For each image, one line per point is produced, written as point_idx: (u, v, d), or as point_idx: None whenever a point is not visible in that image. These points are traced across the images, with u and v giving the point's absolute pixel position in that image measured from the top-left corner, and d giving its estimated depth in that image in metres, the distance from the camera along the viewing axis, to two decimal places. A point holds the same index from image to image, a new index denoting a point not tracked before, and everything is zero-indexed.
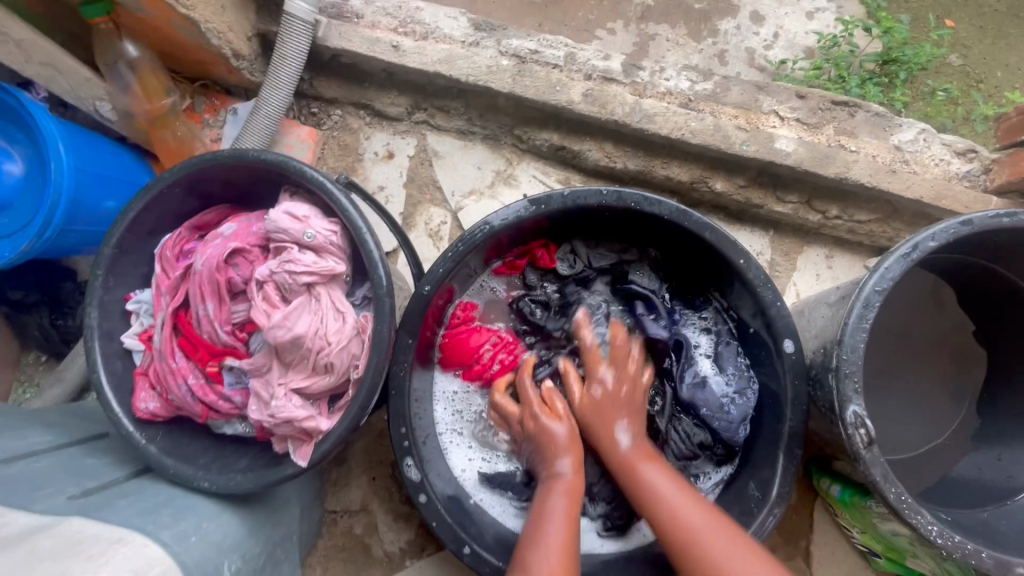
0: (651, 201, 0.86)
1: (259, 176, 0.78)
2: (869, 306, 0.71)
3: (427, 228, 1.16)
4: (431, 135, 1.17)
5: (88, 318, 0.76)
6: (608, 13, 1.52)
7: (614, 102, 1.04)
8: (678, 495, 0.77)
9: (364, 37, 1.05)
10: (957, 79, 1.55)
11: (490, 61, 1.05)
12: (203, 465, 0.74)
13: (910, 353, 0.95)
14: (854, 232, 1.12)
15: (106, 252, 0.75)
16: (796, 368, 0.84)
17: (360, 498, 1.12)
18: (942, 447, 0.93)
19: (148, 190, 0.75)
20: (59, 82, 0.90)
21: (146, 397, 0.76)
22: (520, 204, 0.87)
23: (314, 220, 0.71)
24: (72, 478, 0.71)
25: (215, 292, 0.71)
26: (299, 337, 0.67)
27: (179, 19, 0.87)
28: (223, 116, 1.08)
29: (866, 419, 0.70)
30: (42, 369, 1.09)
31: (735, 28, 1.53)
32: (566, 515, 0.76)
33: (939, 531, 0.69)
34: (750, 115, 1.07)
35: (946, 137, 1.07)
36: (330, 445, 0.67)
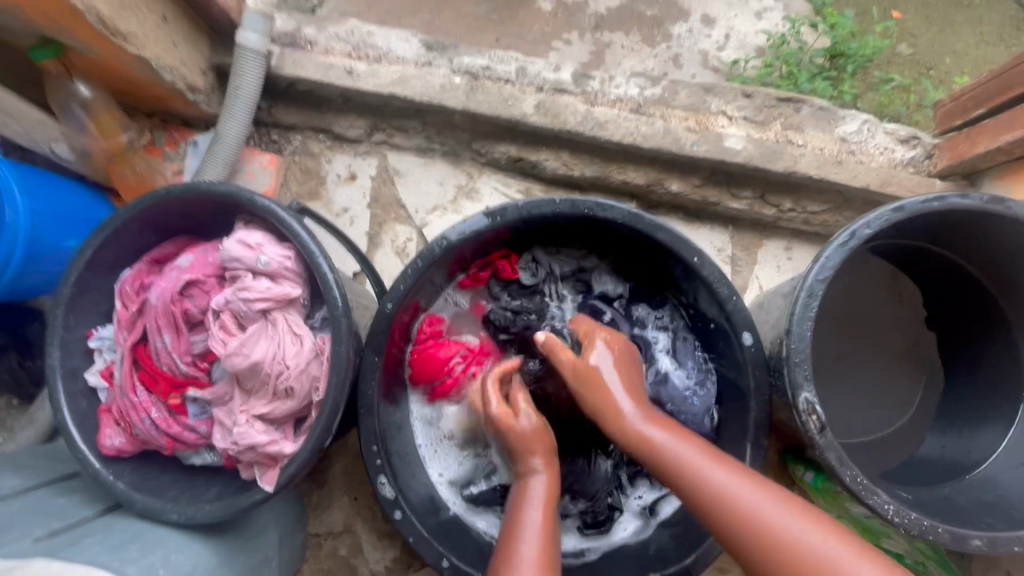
0: (604, 206, 0.88)
1: (214, 207, 0.79)
2: (813, 295, 0.73)
3: (394, 246, 1.17)
4: (392, 155, 1.18)
5: (50, 359, 0.76)
6: (563, 24, 1.56)
7: (566, 112, 1.07)
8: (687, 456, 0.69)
9: (318, 64, 1.07)
10: (906, 68, 1.59)
11: (443, 79, 1.07)
12: (173, 497, 0.74)
13: (867, 339, 0.99)
14: (809, 223, 1.15)
15: (64, 291, 0.76)
16: (756, 360, 0.85)
17: (342, 519, 1.12)
18: (903, 428, 0.96)
19: (103, 228, 0.76)
20: (11, 125, 0.91)
21: (112, 434, 0.76)
22: (476, 217, 0.87)
23: (267, 247, 0.72)
24: (39, 520, 0.71)
25: (173, 324, 0.72)
26: (257, 363, 0.68)
27: (130, 59, 0.89)
28: (184, 149, 1.10)
29: (817, 405, 0.72)
30: (14, 413, 1.09)
31: (688, 32, 1.57)
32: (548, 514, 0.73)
33: (895, 509, 0.71)
34: (699, 117, 1.10)
35: (889, 127, 1.11)
36: (295, 468, 0.68)
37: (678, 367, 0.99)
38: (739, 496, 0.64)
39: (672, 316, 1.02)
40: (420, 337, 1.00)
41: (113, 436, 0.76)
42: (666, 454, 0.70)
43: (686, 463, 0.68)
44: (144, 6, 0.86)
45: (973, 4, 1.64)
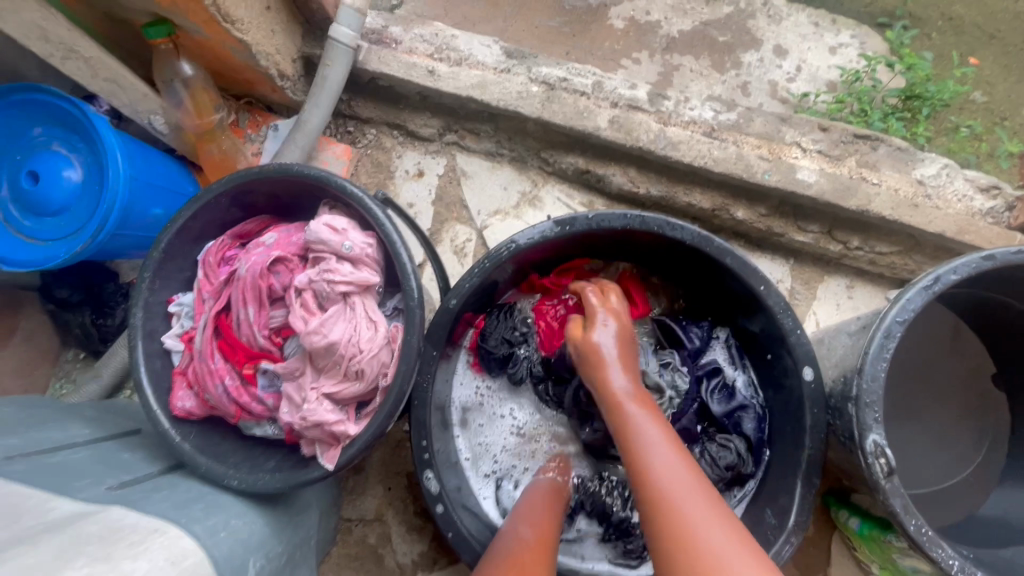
0: (674, 226, 0.88)
1: (301, 191, 0.83)
2: (891, 337, 0.72)
3: (453, 244, 1.19)
4: (460, 156, 1.21)
5: (134, 318, 0.80)
6: (634, 44, 1.57)
7: (639, 130, 1.07)
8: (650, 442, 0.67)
9: (401, 62, 1.10)
10: (983, 117, 1.56)
11: (520, 87, 1.09)
12: (233, 464, 0.76)
13: (928, 390, 0.97)
14: (875, 263, 1.12)
15: (154, 255, 0.80)
16: (815, 396, 0.85)
17: (375, 507, 1.13)
18: (968, 483, 0.94)
19: (197, 200, 0.79)
20: (119, 96, 0.94)
21: (184, 396, 0.79)
22: (546, 224, 0.89)
23: (352, 232, 0.74)
24: (109, 471, 0.74)
25: (256, 297, 0.74)
26: (333, 344, 0.70)
27: (233, 42, 0.93)
28: (265, 132, 1.15)
29: (886, 449, 0.70)
30: (79, 366, 1.14)
31: (759, 61, 1.57)
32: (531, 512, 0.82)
33: (959, 565, 0.68)
34: (772, 146, 1.09)
35: (970, 173, 1.08)
36: (357, 450, 0.70)
37: (739, 375, 1.01)
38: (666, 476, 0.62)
39: (724, 335, 1.03)
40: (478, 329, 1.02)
41: (185, 399, 0.79)
42: (628, 440, 0.69)
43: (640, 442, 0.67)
44: None
45: None
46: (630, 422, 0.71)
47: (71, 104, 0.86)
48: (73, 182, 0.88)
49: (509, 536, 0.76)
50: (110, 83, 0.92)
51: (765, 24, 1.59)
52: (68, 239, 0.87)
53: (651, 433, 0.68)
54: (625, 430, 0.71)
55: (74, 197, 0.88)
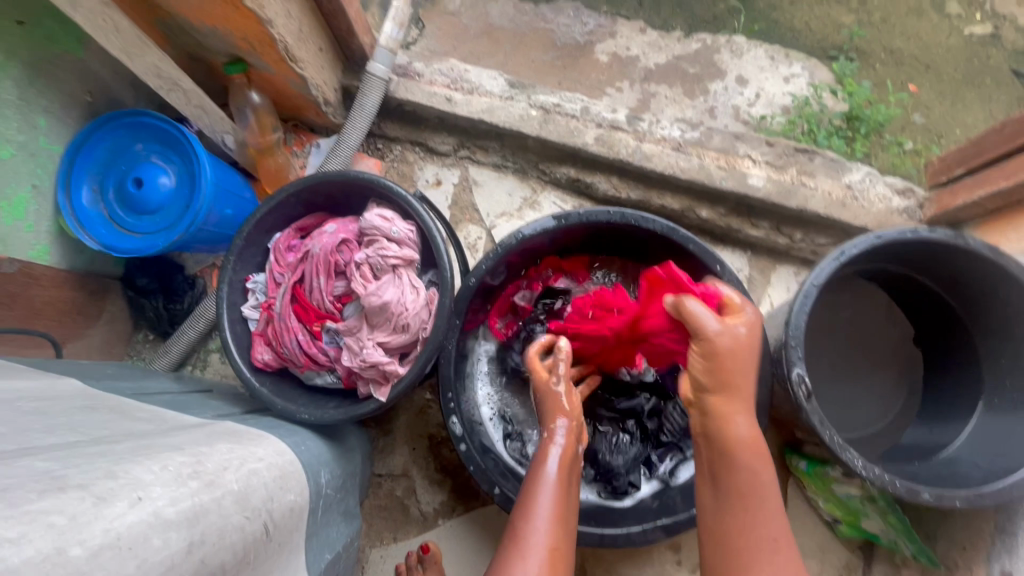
0: (647, 219, 1.11)
1: (353, 192, 1.05)
2: (809, 296, 0.94)
3: (466, 242, 1.42)
4: (472, 168, 1.44)
5: (221, 291, 1.01)
6: (617, 75, 1.84)
7: (620, 145, 1.32)
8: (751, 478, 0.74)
9: (424, 92, 1.34)
10: (917, 135, 1.82)
11: (522, 111, 1.33)
12: (302, 404, 0.97)
13: (861, 352, 1.19)
14: (817, 253, 1.36)
15: (238, 242, 1.01)
16: (761, 351, 1.06)
17: (402, 464, 1.33)
18: (890, 425, 1.16)
19: (273, 199, 1.02)
20: (203, 119, 1.15)
21: (263, 350, 1.00)
22: (546, 219, 1.11)
23: (398, 221, 0.97)
24: (206, 408, 0.94)
25: (325, 271, 0.96)
26: (386, 303, 0.91)
27: (294, 77, 1.17)
28: (309, 149, 1.39)
29: (807, 378, 0.92)
30: (149, 346, 1.34)
31: (723, 89, 1.83)
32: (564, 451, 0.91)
33: (865, 465, 0.89)
34: (729, 158, 1.33)
35: (889, 179, 1.33)
36: (406, 384, 0.91)
37: None
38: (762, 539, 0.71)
39: None
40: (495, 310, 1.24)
41: (263, 353, 1.00)
42: (738, 469, 0.75)
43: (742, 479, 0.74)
44: (310, 39, 1.15)
45: (982, 84, 1.87)
46: (722, 424, 0.78)
47: (174, 128, 1.09)
48: (168, 187, 1.10)
49: (545, 469, 0.88)
50: (198, 109, 1.13)
51: (728, 58, 1.86)
52: (163, 233, 1.09)
53: (754, 488, 0.74)
54: (730, 466, 0.76)
55: (169, 199, 1.10)
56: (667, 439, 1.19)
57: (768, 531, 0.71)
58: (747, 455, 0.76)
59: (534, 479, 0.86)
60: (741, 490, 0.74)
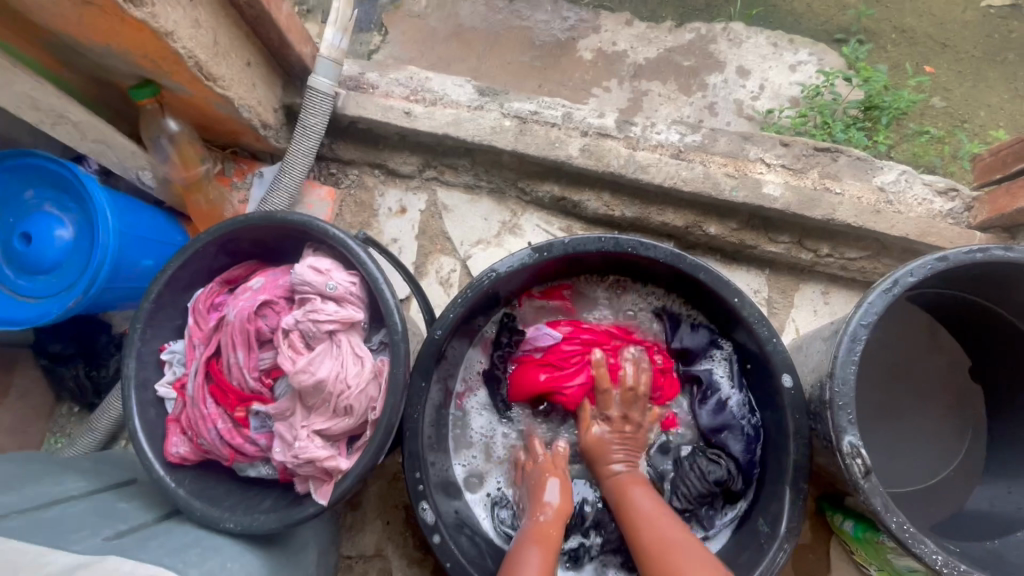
0: (647, 245, 0.91)
1: (285, 235, 0.86)
2: (857, 340, 0.75)
3: (438, 275, 1.23)
4: (441, 190, 1.25)
5: (126, 368, 0.82)
6: (603, 73, 1.64)
7: (609, 156, 1.12)
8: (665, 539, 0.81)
9: (378, 106, 1.15)
10: (942, 121, 1.62)
11: (494, 122, 1.14)
12: (229, 506, 0.78)
13: (910, 392, 1.00)
14: (847, 269, 1.16)
15: (145, 305, 0.82)
16: (796, 402, 0.87)
17: (375, 543, 1.13)
18: (951, 478, 0.97)
19: (184, 250, 0.83)
20: (108, 155, 0.98)
21: (177, 442, 0.80)
22: (524, 251, 0.92)
23: (336, 272, 0.78)
24: (106, 522, 0.75)
25: (245, 341, 0.77)
26: (321, 381, 0.73)
27: (215, 98, 0.98)
28: (251, 179, 1.19)
29: (862, 449, 0.73)
30: (74, 420, 1.15)
31: (723, 82, 1.64)
32: (542, 566, 0.80)
33: (944, 560, 0.70)
34: (738, 163, 1.14)
35: (926, 178, 1.13)
36: (350, 484, 0.71)
37: (735, 393, 0.99)
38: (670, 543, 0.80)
39: (726, 348, 1.01)
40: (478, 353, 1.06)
41: (178, 445, 0.80)
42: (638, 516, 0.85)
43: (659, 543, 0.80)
44: (233, 52, 0.96)
45: (1010, 60, 1.67)
46: (632, 505, 0.88)
47: (65, 168, 0.90)
48: (65, 240, 0.91)
49: (525, 542, 0.84)
50: (98, 143, 0.96)
51: (727, 47, 1.66)
52: (60, 296, 0.90)
53: (652, 510, 0.86)
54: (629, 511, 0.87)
55: (65, 254, 0.91)
56: (680, 505, 0.98)
57: (665, 525, 0.83)
58: (655, 517, 0.84)
59: (515, 560, 0.81)
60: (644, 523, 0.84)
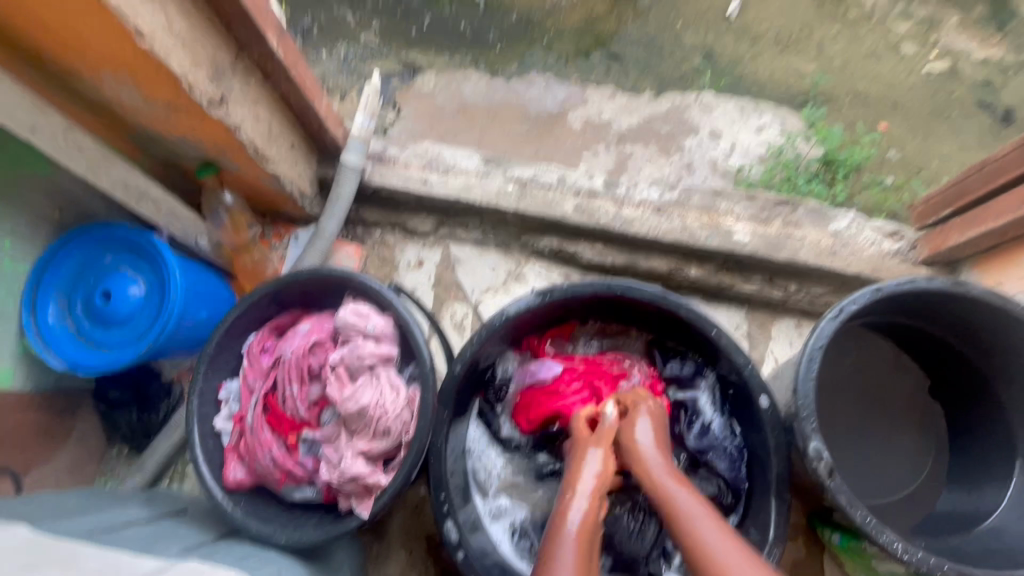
0: (634, 287, 1.07)
1: (327, 287, 1.01)
2: (814, 360, 0.89)
3: (453, 320, 1.38)
4: (454, 245, 1.42)
5: (191, 404, 0.95)
6: (592, 139, 1.86)
7: (599, 212, 1.30)
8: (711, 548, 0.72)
9: (399, 176, 1.35)
10: (893, 171, 1.83)
11: (499, 187, 1.33)
12: (280, 524, 0.89)
13: (879, 411, 1.12)
14: (814, 303, 1.31)
15: (209, 350, 0.97)
16: (772, 420, 0.99)
17: (399, 571, 1.21)
18: (922, 489, 1.08)
19: (243, 302, 0.97)
20: (176, 225, 1.14)
21: (235, 467, 0.92)
22: (529, 295, 1.07)
23: (373, 316, 0.93)
24: (174, 540, 0.86)
25: (299, 376, 0.91)
26: (364, 408, 0.86)
27: (266, 175, 1.17)
28: (287, 241, 1.36)
29: (825, 452, 0.85)
30: (122, 462, 1.26)
31: (698, 144, 1.86)
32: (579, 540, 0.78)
33: (904, 548, 0.81)
34: (711, 215, 1.32)
35: (875, 223, 1.31)
36: (390, 496, 0.83)
37: (716, 417, 1.13)
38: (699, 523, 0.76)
39: (710, 378, 1.14)
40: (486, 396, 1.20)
41: (236, 470, 0.92)
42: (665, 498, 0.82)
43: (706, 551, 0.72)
44: (281, 137, 1.16)
45: (948, 117, 1.90)
46: (676, 509, 0.79)
47: (143, 236, 1.07)
48: (138, 296, 1.07)
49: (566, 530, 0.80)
50: (171, 215, 1.12)
51: (699, 114, 1.90)
52: (131, 345, 1.04)
53: (691, 506, 0.79)
54: (656, 491, 0.84)
55: (137, 309, 1.06)
56: None
57: (706, 524, 0.76)
58: (700, 522, 0.76)
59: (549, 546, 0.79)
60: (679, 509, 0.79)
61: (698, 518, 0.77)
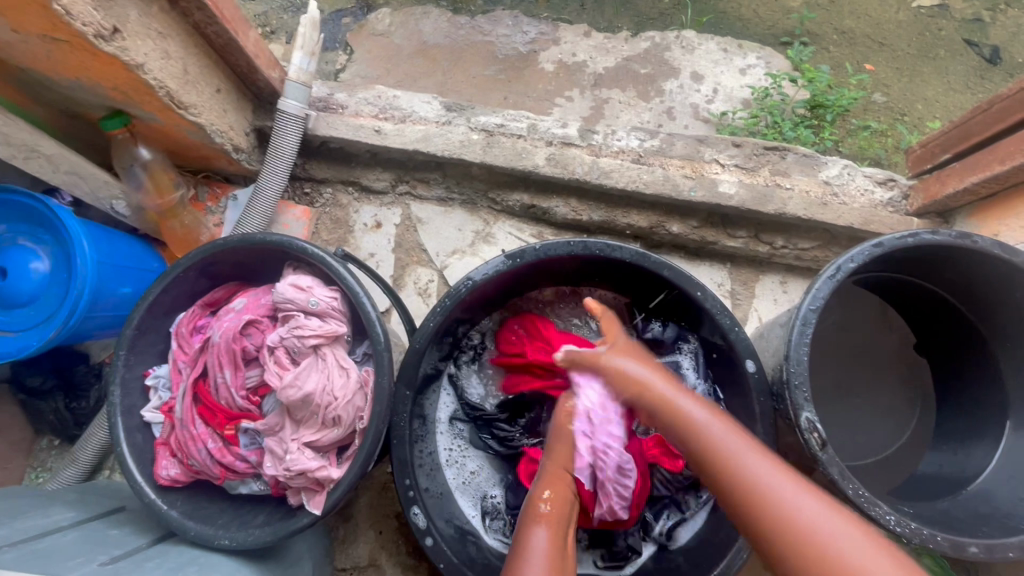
0: (613, 247, 0.96)
1: (265, 256, 0.88)
2: (808, 324, 0.81)
3: (416, 286, 1.26)
4: (414, 204, 1.29)
5: (111, 395, 0.82)
6: (565, 83, 1.71)
7: (574, 163, 1.17)
8: (729, 444, 0.68)
9: (349, 125, 1.18)
10: (880, 115, 1.72)
11: (462, 136, 1.18)
12: (222, 524, 0.79)
13: (863, 370, 1.08)
14: (801, 258, 1.24)
15: (127, 332, 0.83)
16: (759, 386, 0.92)
17: (368, 553, 1.15)
18: (905, 448, 1.05)
19: (165, 276, 0.84)
20: (80, 186, 1.00)
21: (168, 465, 0.82)
22: (497, 259, 0.95)
23: (317, 289, 0.81)
24: (99, 549, 0.76)
25: (231, 360, 0.81)
26: (309, 395, 0.76)
27: (186, 124, 1.00)
28: (224, 203, 1.21)
29: (817, 424, 0.79)
30: (54, 453, 1.14)
31: (679, 87, 1.72)
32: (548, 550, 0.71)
33: (898, 520, 0.76)
34: (695, 165, 1.21)
35: (867, 170, 1.22)
36: (342, 492, 0.74)
37: (700, 383, 1.06)
38: (742, 466, 0.66)
39: (691, 345, 1.08)
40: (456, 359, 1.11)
41: (168, 467, 0.82)
42: (706, 442, 0.69)
43: (727, 453, 0.67)
44: (202, 80, 0.98)
45: (939, 56, 1.79)
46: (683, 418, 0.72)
47: (38, 201, 0.91)
48: (41, 272, 0.92)
49: (535, 533, 0.74)
50: (71, 174, 0.97)
51: (680, 54, 1.75)
52: (37, 329, 0.90)
53: (716, 427, 0.70)
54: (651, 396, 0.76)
55: (42, 287, 0.91)
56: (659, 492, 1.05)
57: (723, 433, 0.69)
58: (711, 427, 0.70)
59: (521, 542, 0.74)
60: (711, 451, 0.68)
61: (735, 445, 0.68)
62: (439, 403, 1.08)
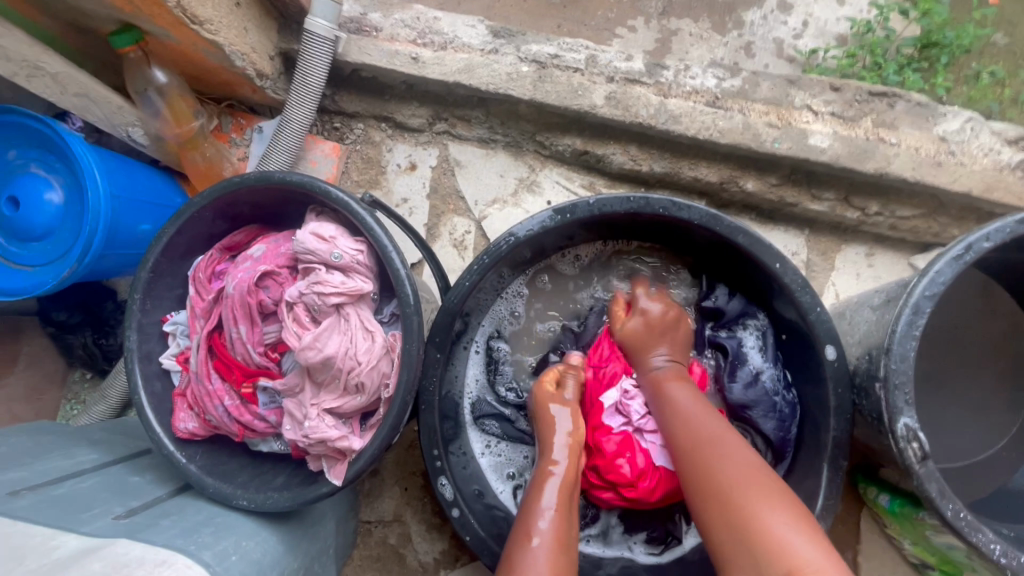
0: (681, 206, 0.82)
1: (287, 198, 0.79)
2: (919, 313, 0.67)
3: (452, 237, 1.16)
4: (453, 145, 1.16)
5: (128, 341, 0.77)
6: (629, 10, 1.49)
7: (637, 104, 1.01)
8: (728, 477, 0.66)
9: (383, 51, 1.04)
10: (1002, 59, 1.44)
11: (510, 68, 1.03)
12: (241, 483, 0.75)
13: (964, 362, 0.92)
14: (896, 228, 1.07)
15: (142, 275, 0.77)
16: (839, 375, 0.79)
17: (393, 508, 1.12)
18: (1000, 455, 0.91)
19: (180, 214, 0.75)
20: (93, 111, 0.93)
21: (185, 418, 0.78)
22: (545, 213, 0.83)
23: (340, 239, 0.72)
24: (117, 499, 0.73)
25: (247, 314, 0.75)
26: (330, 358, 0.69)
27: (205, 44, 0.89)
28: (250, 135, 1.11)
29: (919, 433, 0.66)
30: (88, 386, 1.14)
31: (762, 18, 1.47)
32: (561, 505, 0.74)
33: (1003, 550, 0.65)
34: (781, 111, 1.02)
35: (995, 125, 1.01)
36: (364, 463, 0.68)
37: (768, 366, 0.92)
38: (756, 503, 0.63)
39: (757, 321, 0.94)
40: (491, 322, 1.01)
41: (186, 421, 0.77)
42: (707, 467, 0.68)
43: (727, 486, 0.65)
44: None
45: None
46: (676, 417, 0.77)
47: (43, 124, 0.83)
48: (55, 205, 0.86)
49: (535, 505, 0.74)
50: (81, 97, 0.91)
51: None
52: (51, 267, 0.85)
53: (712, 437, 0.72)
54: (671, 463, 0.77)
55: (57, 220, 0.86)
56: None
57: (718, 443, 0.70)
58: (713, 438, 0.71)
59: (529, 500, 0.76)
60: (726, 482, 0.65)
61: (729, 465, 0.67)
62: (467, 368, 0.98)
